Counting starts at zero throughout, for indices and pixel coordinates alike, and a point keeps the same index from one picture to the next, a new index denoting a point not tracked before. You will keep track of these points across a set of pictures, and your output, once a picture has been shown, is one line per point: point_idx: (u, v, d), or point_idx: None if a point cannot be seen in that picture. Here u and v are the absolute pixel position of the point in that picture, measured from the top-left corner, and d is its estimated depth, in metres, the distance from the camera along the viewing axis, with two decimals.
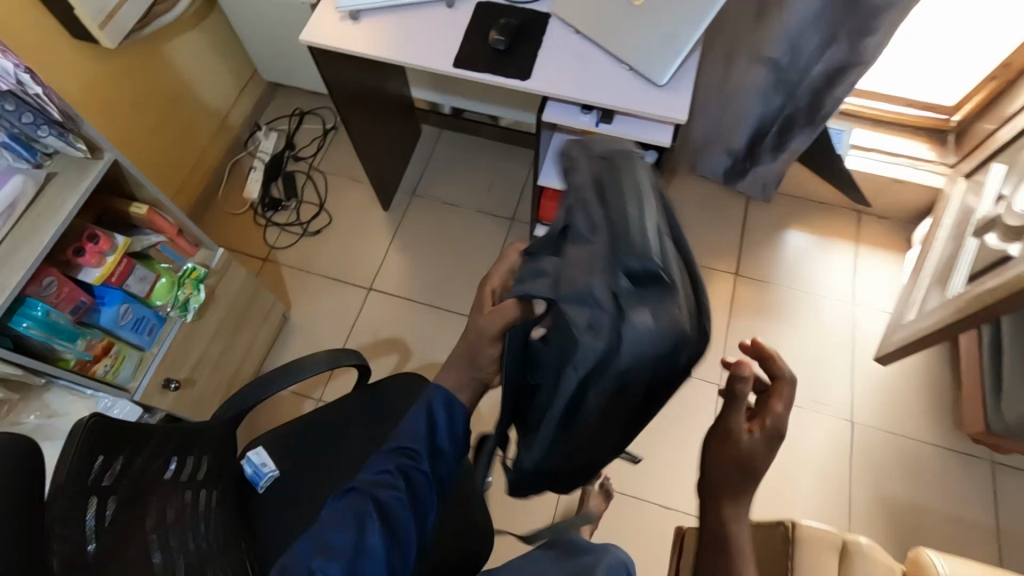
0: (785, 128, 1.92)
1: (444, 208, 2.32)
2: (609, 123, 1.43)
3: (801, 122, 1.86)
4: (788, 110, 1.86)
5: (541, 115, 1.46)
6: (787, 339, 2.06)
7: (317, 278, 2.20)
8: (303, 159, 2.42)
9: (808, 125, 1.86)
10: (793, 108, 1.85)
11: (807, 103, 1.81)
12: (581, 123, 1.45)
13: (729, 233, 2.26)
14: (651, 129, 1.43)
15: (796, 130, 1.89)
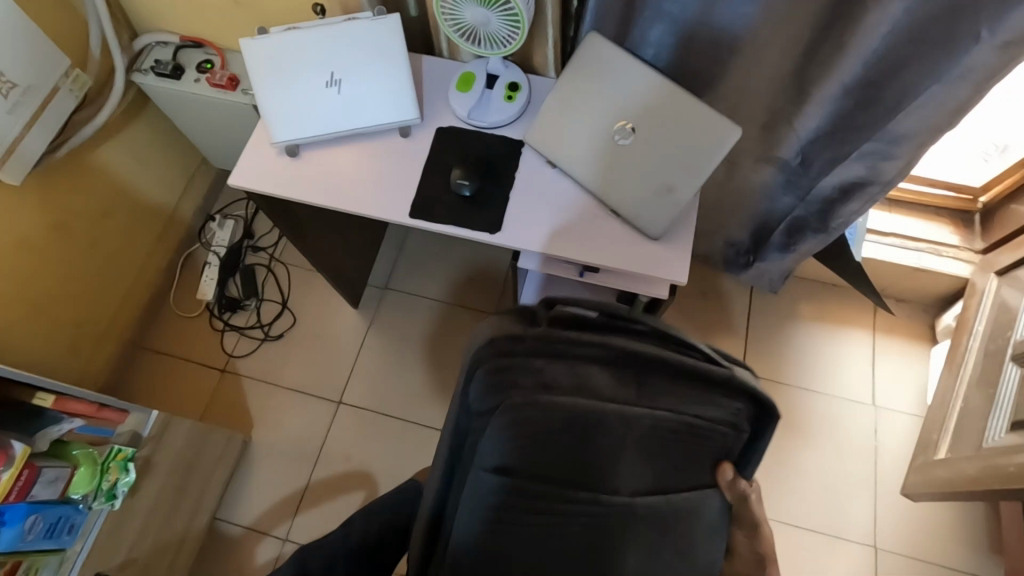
0: (791, 232, 1.69)
1: (420, 303, 2.11)
2: (595, 274, 1.27)
3: (810, 230, 1.63)
4: (794, 215, 1.63)
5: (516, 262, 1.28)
6: (799, 450, 1.89)
7: (281, 391, 2.00)
8: (264, 249, 2.21)
9: (815, 234, 1.62)
10: (799, 215, 1.62)
11: (816, 212, 1.58)
12: (564, 272, 1.28)
13: (734, 325, 2.05)
14: (641, 280, 1.24)
15: (804, 236, 1.66)
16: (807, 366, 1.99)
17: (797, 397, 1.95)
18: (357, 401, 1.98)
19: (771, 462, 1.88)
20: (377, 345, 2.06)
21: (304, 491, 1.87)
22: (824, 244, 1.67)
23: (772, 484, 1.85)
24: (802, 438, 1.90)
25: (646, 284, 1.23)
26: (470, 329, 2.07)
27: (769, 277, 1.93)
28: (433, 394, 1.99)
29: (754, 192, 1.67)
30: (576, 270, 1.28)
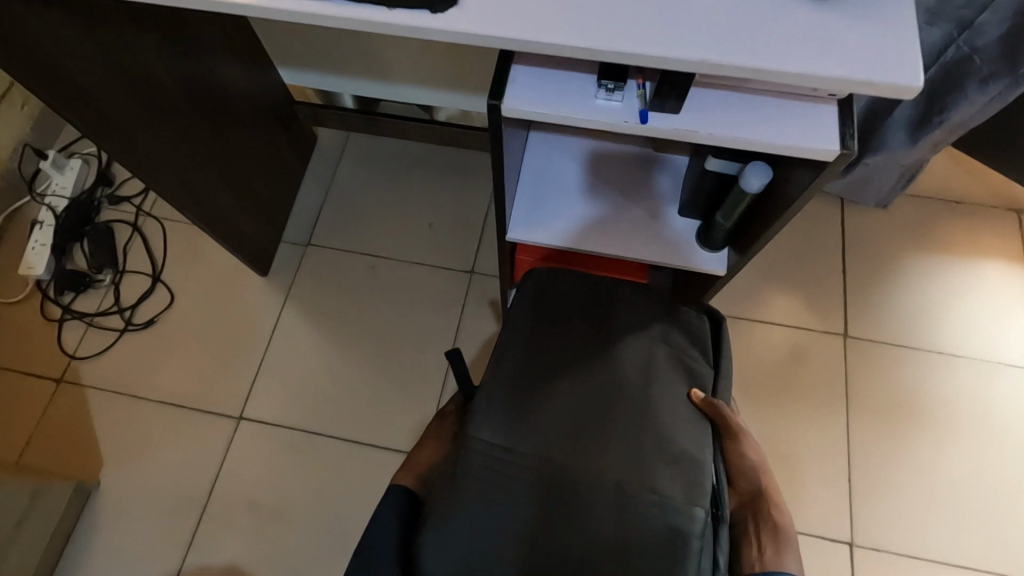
0: (935, 90, 1.09)
1: (362, 263, 1.43)
2: (666, 115, 0.65)
3: (975, 78, 1.02)
4: (955, 54, 1.02)
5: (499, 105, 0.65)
6: (940, 444, 1.25)
7: (148, 405, 1.30)
8: (129, 199, 1.50)
9: (983, 84, 1.01)
10: (963, 53, 1.01)
11: (998, 42, 0.97)
12: (601, 116, 0.66)
13: (825, 268, 1.40)
14: (786, 118, 0.64)
15: (964, 93, 1.04)
16: (936, 318, 1.35)
17: (928, 364, 1.31)
18: (265, 415, 1.29)
19: (895, 465, 1.24)
20: (297, 327, 1.37)
21: (178, 567, 1.18)
22: (1004, 98, 1.04)
23: (900, 496, 1.22)
24: (940, 427, 1.26)
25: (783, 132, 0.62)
26: (433, 296, 1.39)
27: (880, 180, 1.33)
28: (382, 395, 1.31)
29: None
30: (632, 116, 0.66)
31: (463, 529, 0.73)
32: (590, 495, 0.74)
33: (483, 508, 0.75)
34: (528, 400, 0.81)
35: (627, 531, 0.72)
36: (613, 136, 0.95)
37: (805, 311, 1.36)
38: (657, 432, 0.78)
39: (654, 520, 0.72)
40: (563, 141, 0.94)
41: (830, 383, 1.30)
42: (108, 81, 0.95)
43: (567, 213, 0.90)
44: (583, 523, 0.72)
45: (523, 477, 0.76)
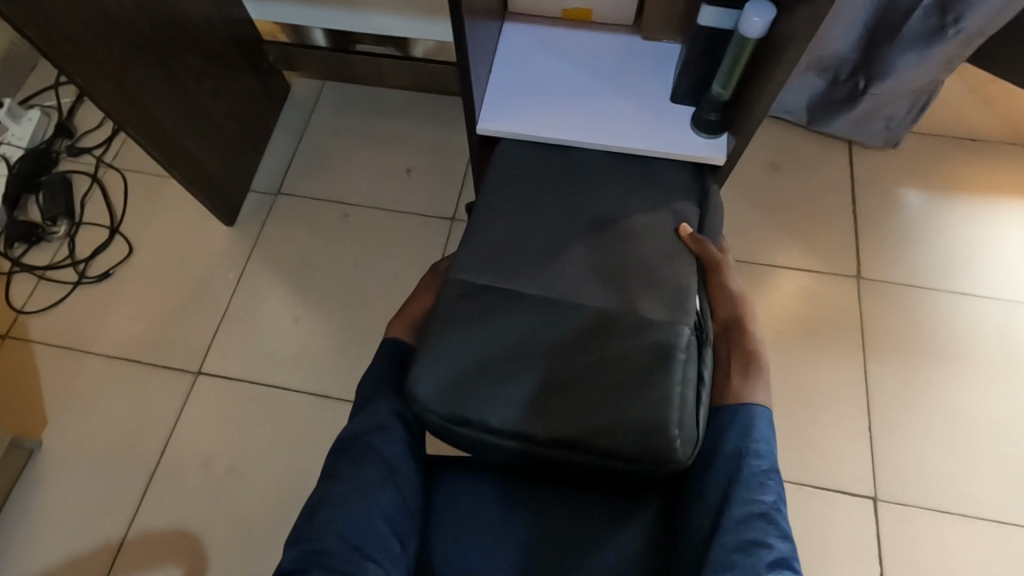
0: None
1: (334, 210, 1.32)
2: None
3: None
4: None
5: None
6: (963, 390, 1.14)
7: (100, 360, 1.20)
8: (89, 150, 1.40)
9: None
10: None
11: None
12: None
13: (834, 207, 1.29)
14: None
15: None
16: (953, 257, 1.24)
17: (948, 306, 1.20)
18: (226, 370, 1.19)
19: (913, 411, 1.13)
20: (265, 278, 1.27)
21: (126, 532, 1.08)
22: None
23: (921, 445, 1.11)
24: (962, 370, 1.16)
25: None
26: (410, 244, 1.29)
27: (888, 112, 1.21)
28: (354, 347, 1.20)
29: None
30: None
31: (445, 363, 0.68)
32: (573, 323, 0.70)
33: (462, 342, 0.69)
34: (506, 239, 0.75)
35: (610, 352, 0.68)
36: (597, 26, 0.85)
37: (813, 252, 1.26)
38: (637, 261, 0.73)
39: (637, 343, 0.68)
40: (540, 32, 0.85)
41: (842, 326, 1.19)
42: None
43: (545, 105, 0.81)
44: (566, 347, 0.68)
45: (503, 309, 0.71)
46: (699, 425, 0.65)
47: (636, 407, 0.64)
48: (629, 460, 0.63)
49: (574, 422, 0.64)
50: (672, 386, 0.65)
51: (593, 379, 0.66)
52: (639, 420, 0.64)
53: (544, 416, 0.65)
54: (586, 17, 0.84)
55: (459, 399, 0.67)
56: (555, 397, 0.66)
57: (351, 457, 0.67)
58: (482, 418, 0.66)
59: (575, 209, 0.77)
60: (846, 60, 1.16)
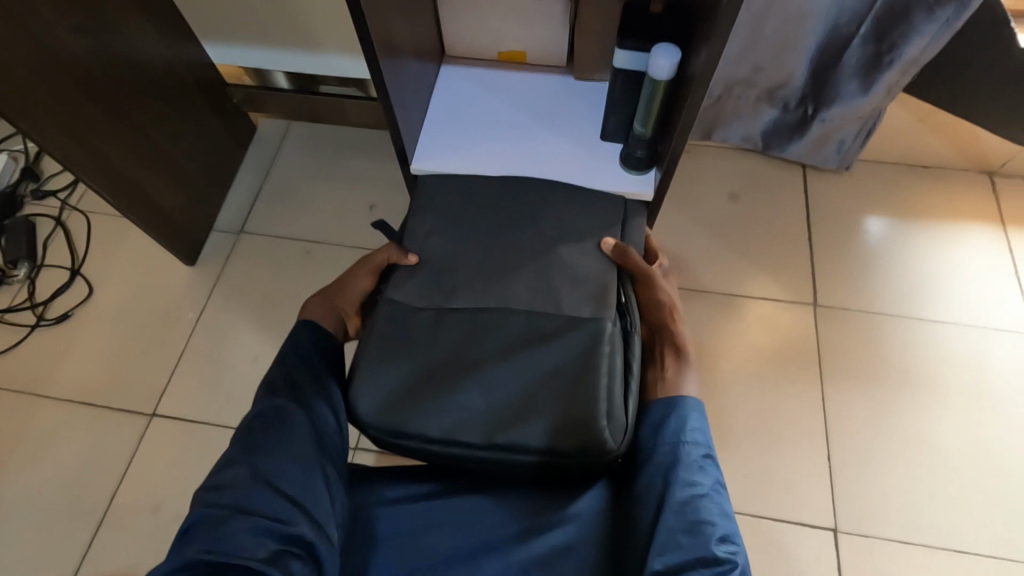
0: (883, 24, 1.02)
1: (295, 248, 1.33)
2: None
3: (921, 8, 0.97)
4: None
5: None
6: (921, 416, 1.14)
7: (54, 404, 1.18)
8: (54, 193, 1.41)
9: (930, 14, 0.97)
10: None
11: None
12: None
13: (790, 235, 1.30)
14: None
15: (913, 25, 0.99)
16: (909, 283, 1.25)
17: (907, 331, 1.21)
18: (182, 412, 1.17)
19: (874, 438, 1.12)
20: (224, 316, 1.27)
21: None
22: (961, 19, 0.97)
23: (883, 473, 1.10)
24: (919, 394, 1.16)
25: None
26: None
27: (840, 136, 1.24)
28: None
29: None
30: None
31: (385, 378, 0.70)
32: (504, 326, 0.72)
33: (397, 355, 0.71)
34: (438, 252, 0.77)
35: (541, 352, 0.70)
36: (534, 68, 0.87)
37: (771, 280, 1.26)
38: (564, 262, 0.75)
39: (566, 341, 0.70)
40: (479, 74, 0.87)
41: (801, 354, 1.19)
42: (13, 38, 0.87)
43: (481, 143, 0.83)
44: (499, 350, 0.70)
45: (437, 318, 0.72)
46: (630, 415, 0.67)
47: (566, 406, 0.67)
48: (564, 457, 0.65)
49: (516, 426, 0.66)
50: (601, 385, 0.67)
51: (533, 385, 0.68)
52: (570, 420, 0.66)
53: (481, 424, 0.66)
54: (522, 59, 0.87)
55: (397, 414, 0.68)
56: (489, 404, 0.67)
57: (268, 416, 0.62)
58: (421, 431, 0.67)
59: (508, 226, 0.77)
60: (794, 89, 1.19)
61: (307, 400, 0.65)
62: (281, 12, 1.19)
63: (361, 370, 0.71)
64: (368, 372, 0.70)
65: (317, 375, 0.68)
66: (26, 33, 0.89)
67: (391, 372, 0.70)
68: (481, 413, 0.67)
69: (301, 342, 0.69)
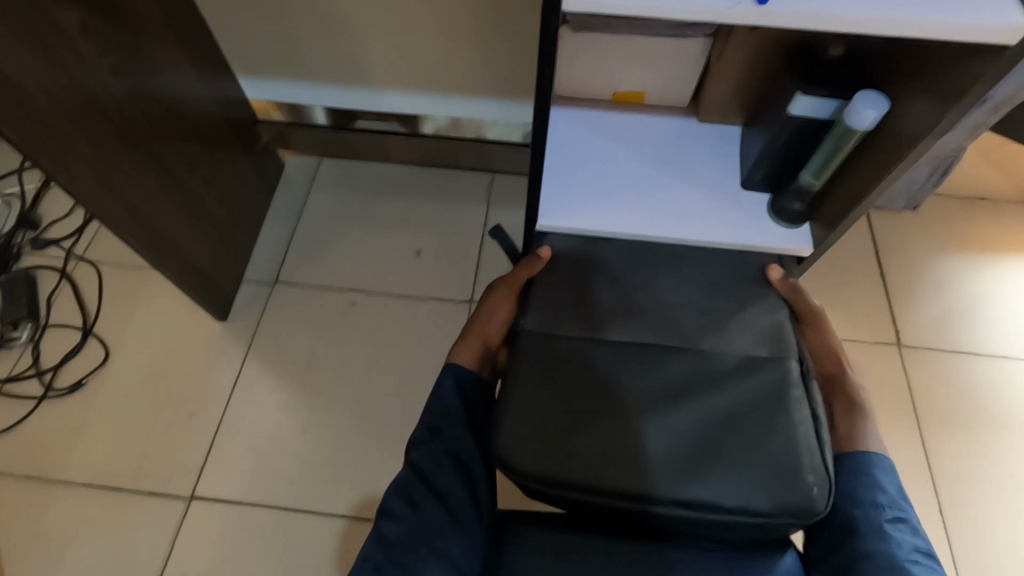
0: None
1: (339, 299, 1.21)
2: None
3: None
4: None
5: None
6: (1018, 461, 1.09)
7: (73, 489, 1.03)
8: (57, 242, 1.25)
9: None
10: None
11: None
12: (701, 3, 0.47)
13: (862, 273, 1.26)
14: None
15: None
16: (989, 318, 1.22)
17: (993, 370, 1.17)
18: (223, 492, 1.04)
19: (978, 485, 1.07)
20: (266, 378, 1.13)
21: None
22: None
23: (992, 522, 1.05)
24: (1014, 438, 1.11)
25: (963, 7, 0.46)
26: (427, 331, 1.18)
27: (909, 179, 1.20)
28: (370, 455, 1.07)
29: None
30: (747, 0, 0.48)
31: (539, 425, 0.64)
32: (683, 372, 0.66)
33: (547, 400, 0.66)
34: (571, 291, 0.72)
35: (728, 398, 0.65)
36: (650, 110, 0.80)
37: (850, 320, 1.22)
38: (728, 322, 0.69)
39: (755, 386, 0.65)
40: (593, 114, 0.79)
41: (891, 398, 1.14)
42: (53, 84, 0.74)
43: (605, 194, 0.74)
44: (681, 395, 0.65)
45: (593, 357, 0.67)
46: (828, 466, 0.62)
47: (768, 458, 0.62)
48: (766, 515, 0.60)
49: (700, 473, 0.61)
50: (800, 436, 0.62)
51: (712, 427, 0.63)
52: (771, 474, 0.61)
53: (663, 473, 0.61)
54: (641, 100, 0.79)
55: (558, 465, 0.62)
56: (668, 450, 0.62)
57: (409, 496, 0.60)
58: (590, 482, 0.61)
59: (650, 282, 0.72)
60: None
61: (434, 483, 0.61)
62: (333, 47, 1.08)
63: (518, 417, 0.65)
64: (523, 416, 0.64)
65: (464, 442, 0.65)
66: (69, 77, 0.77)
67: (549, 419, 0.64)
68: (663, 459, 0.62)
69: (446, 405, 0.67)
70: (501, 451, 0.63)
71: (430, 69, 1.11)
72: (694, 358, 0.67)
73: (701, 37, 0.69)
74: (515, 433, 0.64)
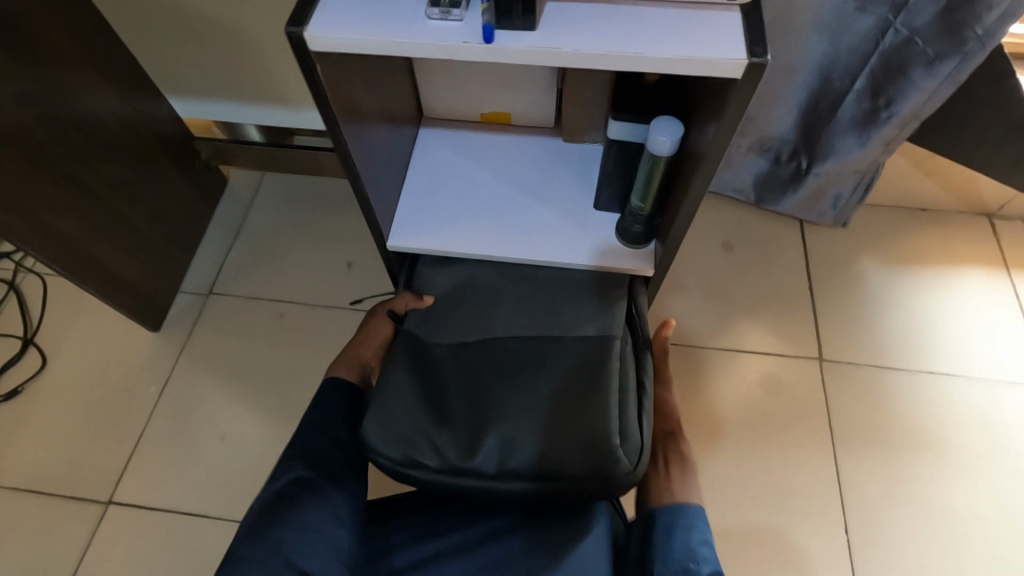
0: (877, 78, 0.96)
1: (268, 311, 1.24)
2: (523, 33, 0.47)
3: (919, 61, 0.91)
4: (894, 41, 0.91)
5: (302, 32, 0.47)
6: (937, 481, 1.08)
7: (2, 492, 1.08)
8: (7, 254, 1.29)
9: (929, 67, 0.90)
10: (901, 37, 0.90)
11: (935, 21, 0.86)
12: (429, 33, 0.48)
13: (792, 286, 1.25)
14: (701, 24, 0.47)
15: (909, 82, 0.93)
16: (919, 333, 1.20)
17: (915, 387, 1.15)
18: (140, 498, 1.08)
19: (888, 504, 1.06)
20: (191, 388, 1.17)
21: None
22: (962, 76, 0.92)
23: (904, 543, 1.03)
24: (936, 457, 1.09)
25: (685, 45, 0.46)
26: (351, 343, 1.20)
27: (835, 192, 1.20)
28: None
29: (806, 35, 0.96)
30: (475, 36, 0.48)
31: (395, 411, 0.70)
32: (521, 359, 0.73)
33: (405, 387, 0.71)
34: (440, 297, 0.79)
35: (562, 384, 0.71)
36: (522, 130, 0.81)
37: (775, 334, 1.20)
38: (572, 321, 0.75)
39: (573, 366, 0.72)
40: (465, 135, 0.81)
41: (810, 414, 1.13)
42: None
43: (466, 214, 0.76)
44: (523, 381, 0.71)
45: (451, 352, 0.74)
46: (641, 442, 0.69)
47: (589, 434, 0.67)
48: (582, 484, 0.64)
49: (530, 449, 0.66)
50: (611, 415, 0.68)
51: (545, 410, 0.69)
52: (590, 443, 0.66)
53: (499, 451, 0.66)
54: (507, 120, 0.81)
55: (410, 444, 0.67)
56: (505, 431, 0.68)
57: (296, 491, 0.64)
58: (435, 461, 0.67)
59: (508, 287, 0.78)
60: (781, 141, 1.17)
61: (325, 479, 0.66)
62: (250, 67, 1.11)
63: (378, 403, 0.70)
64: (384, 404, 0.70)
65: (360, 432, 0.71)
66: None
67: (407, 405, 0.70)
68: (499, 435, 0.67)
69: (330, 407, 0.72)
70: (367, 441, 0.68)
71: None
72: (538, 351, 0.74)
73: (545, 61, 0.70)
74: (377, 419, 0.69)
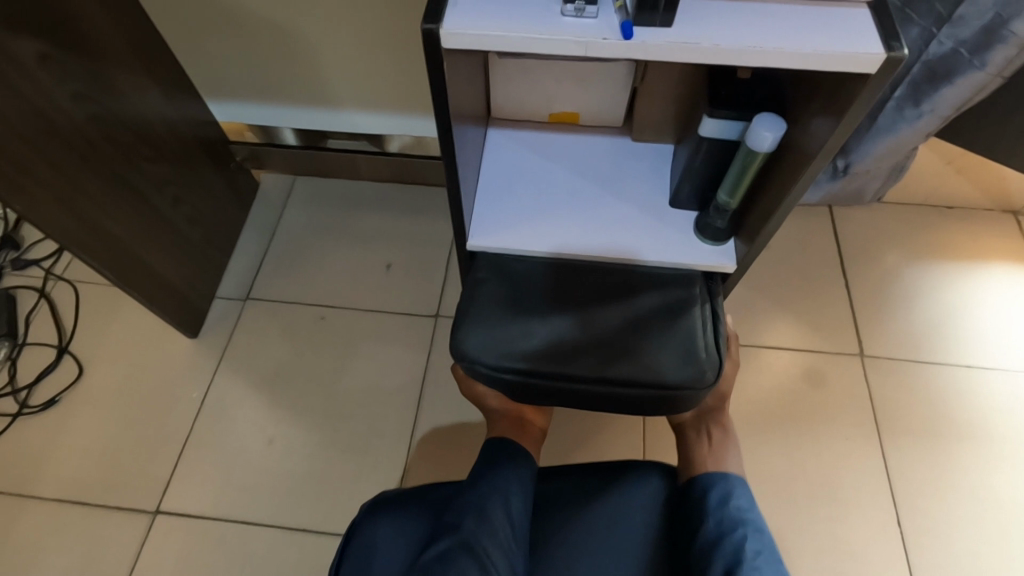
0: (920, 87, 0.95)
1: (308, 314, 1.23)
2: (661, 28, 0.50)
3: (966, 69, 0.90)
4: (939, 51, 0.90)
5: (439, 27, 0.50)
6: (982, 472, 1.09)
7: (43, 504, 1.06)
8: (37, 262, 1.27)
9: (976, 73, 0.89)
10: (946, 49, 0.89)
11: (979, 32, 0.86)
12: (570, 32, 0.51)
13: (830, 283, 1.26)
14: (818, 25, 0.50)
15: (953, 86, 0.93)
16: (956, 327, 1.22)
17: (954, 380, 1.17)
18: (189, 507, 1.06)
19: (936, 495, 1.08)
20: (234, 393, 1.15)
21: None
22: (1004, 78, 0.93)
23: (953, 533, 1.05)
24: (979, 448, 1.11)
25: (820, 39, 0.49)
26: (394, 344, 1.20)
27: (868, 181, 1.22)
28: (334, 468, 1.09)
29: None
30: (613, 33, 0.51)
31: (491, 325, 0.73)
32: (601, 285, 0.75)
33: (497, 306, 0.74)
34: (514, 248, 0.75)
35: (643, 303, 0.74)
36: (588, 130, 0.82)
37: (816, 330, 1.22)
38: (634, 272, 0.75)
39: (651, 291, 0.74)
40: (532, 134, 0.82)
41: (855, 409, 1.14)
42: (12, 116, 0.78)
43: (540, 211, 0.76)
44: (604, 302, 0.74)
45: (532, 279, 0.75)
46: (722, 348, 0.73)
47: (676, 343, 0.72)
48: (671, 386, 0.70)
49: (621, 360, 0.71)
50: (694, 329, 0.72)
51: (630, 325, 0.73)
52: (677, 350, 0.71)
53: (592, 362, 0.71)
54: (574, 120, 0.82)
55: (509, 355, 0.71)
56: (596, 343, 0.72)
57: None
58: (533, 368, 0.71)
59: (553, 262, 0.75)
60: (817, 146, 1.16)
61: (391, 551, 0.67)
62: (294, 69, 1.11)
63: (476, 310, 0.74)
64: (481, 321, 0.73)
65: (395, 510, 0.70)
66: (29, 109, 0.81)
67: (502, 322, 0.73)
68: (592, 347, 0.72)
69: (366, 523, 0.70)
70: (466, 349, 0.72)
71: (391, 90, 1.13)
72: (617, 278, 0.75)
73: (623, 61, 0.71)
74: (477, 332, 0.73)
